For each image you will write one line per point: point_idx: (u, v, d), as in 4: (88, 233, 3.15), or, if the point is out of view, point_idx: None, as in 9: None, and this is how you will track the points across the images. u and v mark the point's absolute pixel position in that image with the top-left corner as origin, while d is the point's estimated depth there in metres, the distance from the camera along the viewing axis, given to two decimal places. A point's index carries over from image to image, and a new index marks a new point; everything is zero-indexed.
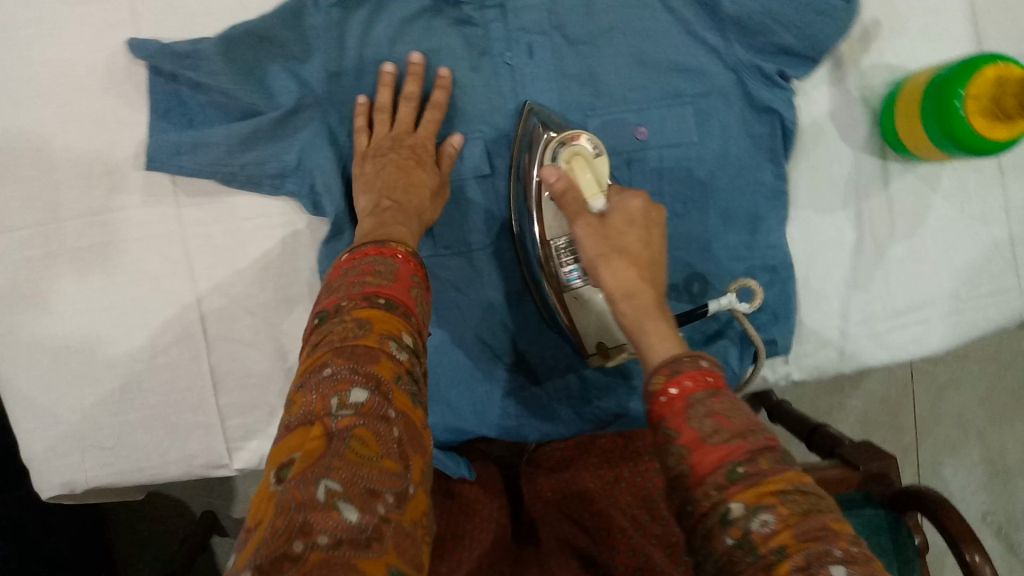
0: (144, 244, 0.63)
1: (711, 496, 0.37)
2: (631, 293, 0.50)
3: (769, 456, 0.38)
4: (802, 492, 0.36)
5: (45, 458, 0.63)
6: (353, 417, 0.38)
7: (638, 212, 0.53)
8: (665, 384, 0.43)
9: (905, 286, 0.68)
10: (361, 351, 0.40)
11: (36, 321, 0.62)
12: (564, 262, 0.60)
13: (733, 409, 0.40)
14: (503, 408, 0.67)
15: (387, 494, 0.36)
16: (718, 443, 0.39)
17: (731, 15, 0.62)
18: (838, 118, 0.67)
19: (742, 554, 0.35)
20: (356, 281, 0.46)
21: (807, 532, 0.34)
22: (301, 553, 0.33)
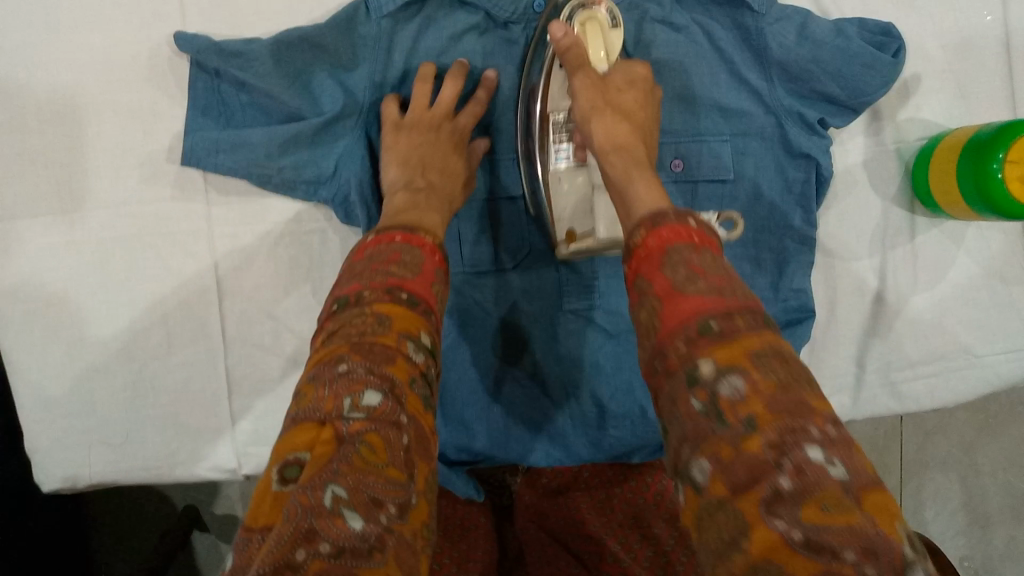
0: (170, 240, 0.62)
1: (680, 352, 0.35)
2: (618, 146, 0.49)
3: (746, 316, 0.35)
4: (777, 357, 0.34)
5: (50, 450, 0.62)
6: (364, 421, 0.36)
7: (641, 78, 0.55)
8: (643, 237, 0.40)
9: (924, 338, 0.68)
10: (378, 349, 0.39)
11: (53, 311, 0.61)
12: (557, 139, 0.58)
13: (712, 263, 0.38)
14: (516, 430, 0.67)
15: (390, 504, 0.35)
16: (692, 295, 0.36)
17: (778, 59, 0.63)
18: (872, 169, 0.67)
19: (708, 421, 0.33)
20: (380, 269, 0.43)
21: (782, 406, 0.32)
22: (302, 562, 0.32)
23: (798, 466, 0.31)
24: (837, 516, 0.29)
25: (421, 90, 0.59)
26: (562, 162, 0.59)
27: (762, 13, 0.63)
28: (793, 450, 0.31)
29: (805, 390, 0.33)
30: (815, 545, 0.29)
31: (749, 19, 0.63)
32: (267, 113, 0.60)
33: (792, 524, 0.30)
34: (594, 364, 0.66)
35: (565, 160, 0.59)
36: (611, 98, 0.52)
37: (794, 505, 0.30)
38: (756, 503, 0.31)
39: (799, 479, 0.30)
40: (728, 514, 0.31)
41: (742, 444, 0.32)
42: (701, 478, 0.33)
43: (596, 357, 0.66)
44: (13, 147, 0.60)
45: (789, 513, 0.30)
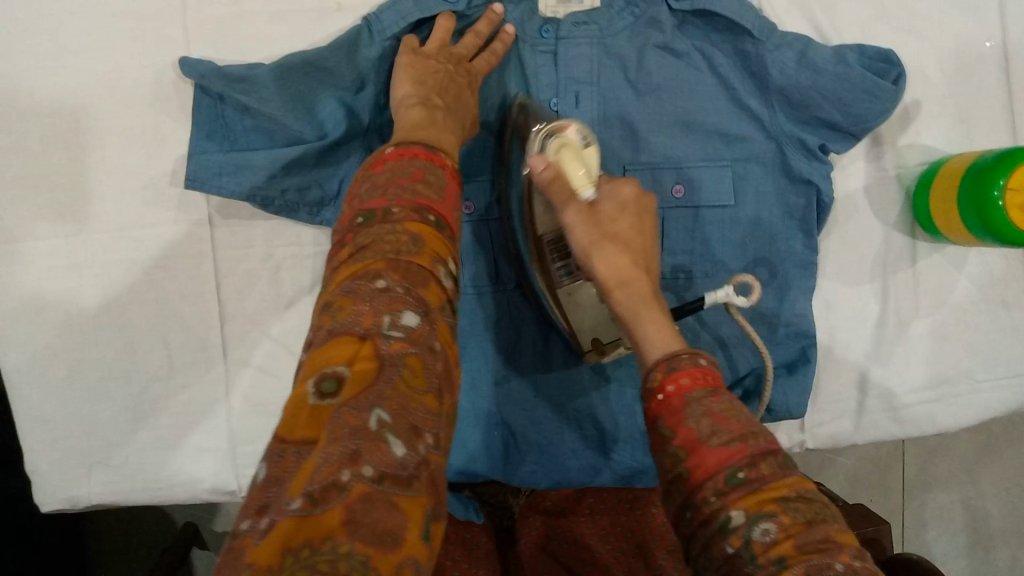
0: (171, 262, 0.62)
1: (712, 502, 0.37)
2: (627, 283, 0.49)
3: (768, 462, 0.38)
4: (804, 501, 0.37)
5: (49, 472, 0.62)
6: (404, 342, 0.36)
7: (630, 199, 0.52)
8: (662, 380, 0.42)
9: (926, 363, 0.68)
10: (415, 270, 0.39)
11: (53, 333, 0.61)
12: (555, 260, 0.58)
13: (731, 409, 0.40)
14: (519, 454, 0.67)
15: (428, 435, 0.35)
16: (717, 446, 0.39)
17: (778, 85, 0.63)
18: (872, 194, 0.68)
19: (743, 563, 0.35)
20: (406, 185, 0.43)
21: (808, 543, 0.35)
22: (347, 484, 0.31)
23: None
24: None
25: (443, 30, 0.59)
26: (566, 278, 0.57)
27: (763, 39, 0.63)
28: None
29: (828, 531, 0.35)
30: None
31: (750, 46, 0.63)
32: (270, 137, 0.60)
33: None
34: (596, 387, 0.66)
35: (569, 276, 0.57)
36: (607, 228, 0.50)
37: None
38: None
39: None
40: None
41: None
42: None
43: (600, 380, 0.66)
44: (18, 170, 0.60)
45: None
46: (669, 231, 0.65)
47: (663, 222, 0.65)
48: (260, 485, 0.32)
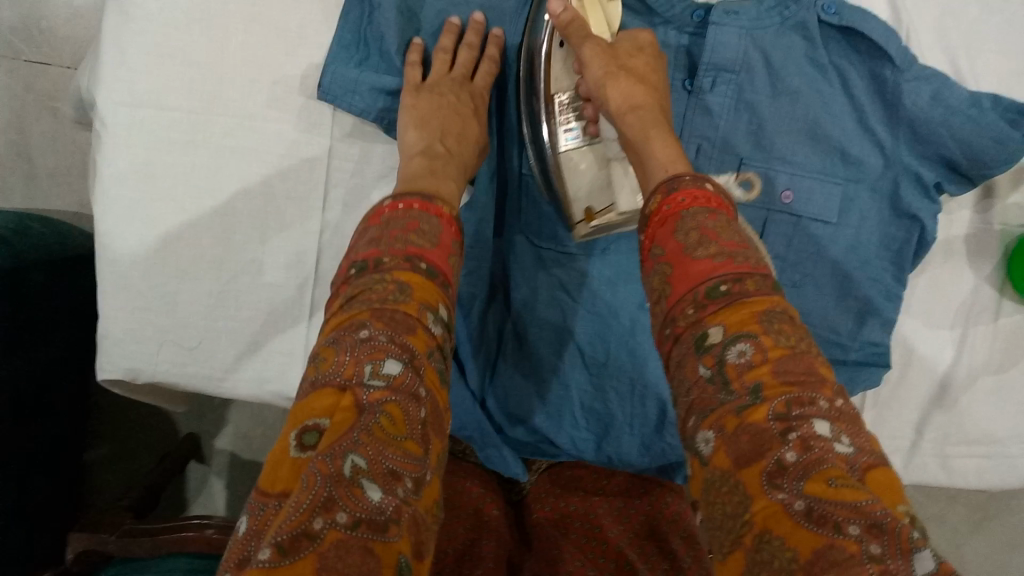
0: (287, 161, 0.62)
1: (690, 317, 0.42)
2: (637, 107, 0.54)
3: (754, 279, 0.41)
4: (784, 317, 0.40)
5: (119, 340, 0.62)
6: (384, 391, 0.40)
7: (647, 42, 0.58)
8: (660, 203, 0.46)
9: (986, 418, 0.69)
10: (400, 319, 0.43)
11: (157, 204, 0.61)
12: (564, 119, 0.61)
13: (724, 227, 0.44)
14: (576, 419, 0.67)
15: (406, 477, 0.39)
16: (701, 256, 0.42)
17: (909, 117, 0.64)
18: (972, 243, 0.68)
19: (716, 387, 0.39)
20: (398, 237, 0.47)
21: (787, 375, 0.38)
22: (320, 531, 0.35)
23: (802, 440, 0.36)
24: (843, 491, 0.34)
25: (440, 59, 0.61)
26: (570, 141, 0.61)
27: (903, 69, 0.63)
28: (800, 424, 0.36)
29: (807, 360, 0.39)
30: (817, 516, 0.34)
31: (888, 72, 0.64)
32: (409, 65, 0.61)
33: (795, 496, 0.34)
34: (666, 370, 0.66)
35: (573, 138, 0.61)
36: (623, 62, 0.56)
37: (799, 481, 0.35)
38: (760, 474, 0.36)
39: (803, 453, 0.35)
40: (732, 486, 0.37)
41: (748, 414, 0.37)
42: (706, 448, 0.39)
43: None
44: (156, 38, 0.60)
45: (790, 487, 0.35)
46: (769, 233, 0.67)
47: (765, 222, 0.67)
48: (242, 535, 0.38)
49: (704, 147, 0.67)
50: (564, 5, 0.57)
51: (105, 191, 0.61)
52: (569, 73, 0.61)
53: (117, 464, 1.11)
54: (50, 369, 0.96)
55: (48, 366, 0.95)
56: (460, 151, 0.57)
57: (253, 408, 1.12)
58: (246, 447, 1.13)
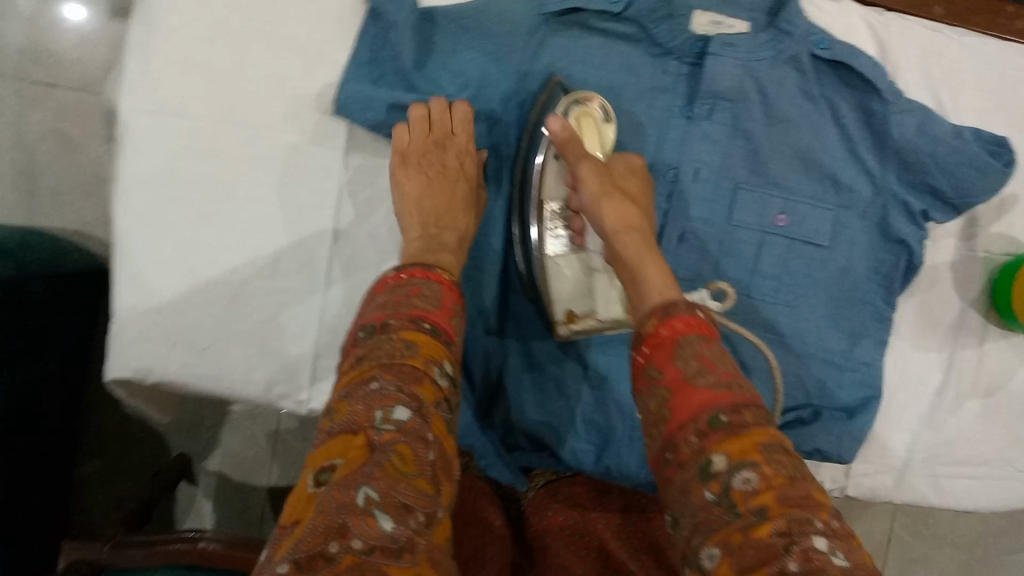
0: (303, 171, 0.65)
1: (692, 444, 0.44)
2: (628, 229, 0.57)
3: (750, 410, 0.44)
4: (781, 450, 0.43)
5: (130, 340, 0.64)
6: (394, 432, 0.43)
7: (637, 167, 0.63)
8: (655, 326, 0.49)
9: (973, 442, 0.71)
10: (408, 371, 0.46)
11: (175, 208, 0.63)
12: (553, 227, 0.64)
13: (718, 357, 0.47)
14: (576, 431, 0.69)
15: (418, 511, 0.41)
16: (702, 386, 0.45)
17: (897, 147, 0.67)
18: (958, 270, 0.71)
19: (722, 509, 0.41)
20: (403, 301, 0.50)
21: (789, 500, 0.40)
22: (336, 554, 0.38)
23: (803, 551, 0.38)
24: None
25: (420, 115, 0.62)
26: (558, 247, 0.64)
27: (890, 101, 0.66)
28: (801, 539, 0.38)
29: (805, 488, 0.41)
30: None
31: (877, 104, 0.67)
32: (414, 87, 0.63)
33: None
34: None
35: (560, 245, 0.65)
36: (616, 182, 0.60)
37: None
38: None
39: (806, 564, 0.37)
40: None
41: (753, 531, 0.39)
42: (709, 563, 0.40)
43: None
44: (183, 50, 0.62)
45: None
46: (765, 255, 0.68)
47: (761, 245, 0.69)
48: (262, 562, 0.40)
49: (702, 171, 0.68)
50: (563, 123, 0.59)
51: (123, 194, 0.63)
52: (560, 185, 0.65)
53: (107, 483, 1.11)
54: (47, 382, 0.96)
55: (45, 379, 0.96)
56: (453, 222, 0.61)
57: (246, 425, 1.13)
58: (238, 466, 1.13)
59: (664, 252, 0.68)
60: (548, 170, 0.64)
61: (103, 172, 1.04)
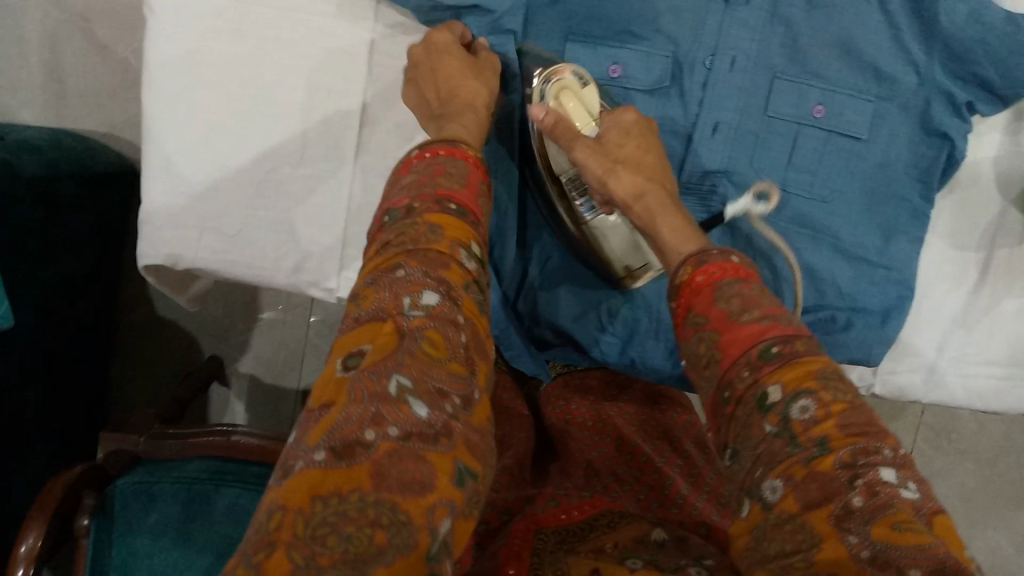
0: (328, 56, 0.63)
1: (746, 380, 0.43)
2: (641, 194, 0.54)
3: (802, 342, 0.43)
4: (836, 378, 0.42)
5: (161, 226, 0.64)
6: (424, 318, 0.40)
7: (631, 122, 0.58)
8: (692, 273, 0.48)
9: (1010, 340, 0.70)
10: (433, 257, 0.42)
11: (200, 92, 0.62)
12: (575, 197, 0.62)
13: (760, 294, 0.46)
14: (601, 322, 0.69)
15: (453, 396, 0.39)
16: (748, 321, 0.44)
17: (944, 35, 0.63)
18: (1001, 165, 0.69)
19: (783, 442, 0.40)
20: (428, 182, 0.47)
21: (851, 427, 0.39)
22: (372, 441, 0.36)
23: (869, 485, 0.37)
24: (907, 534, 0.35)
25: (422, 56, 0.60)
26: (589, 215, 0.62)
27: None
28: (866, 472, 0.37)
29: (865, 413, 0.40)
30: (883, 562, 0.35)
31: None
32: None
33: (864, 540, 0.36)
34: None
35: (590, 212, 0.62)
36: (614, 154, 0.56)
37: (866, 524, 0.36)
38: (827, 518, 0.37)
39: (871, 498, 0.37)
40: (797, 526, 0.37)
41: (815, 464, 0.38)
42: (772, 494, 0.39)
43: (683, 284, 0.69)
44: None
45: (859, 530, 0.36)
46: (799, 148, 0.67)
47: (796, 136, 0.67)
48: (292, 447, 0.38)
49: (739, 59, 0.65)
50: (545, 109, 0.57)
51: (150, 77, 0.62)
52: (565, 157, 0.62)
53: (142, 381, 1.14)
54: (79, 286, 0.98)
55: (77, 282, 0.97)
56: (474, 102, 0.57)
57: (276, 325, 1.13)
58: (268, 370, 1.14)
59: (698, 143, 0.67)
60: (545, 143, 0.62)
61: (127, 70, 1.03)
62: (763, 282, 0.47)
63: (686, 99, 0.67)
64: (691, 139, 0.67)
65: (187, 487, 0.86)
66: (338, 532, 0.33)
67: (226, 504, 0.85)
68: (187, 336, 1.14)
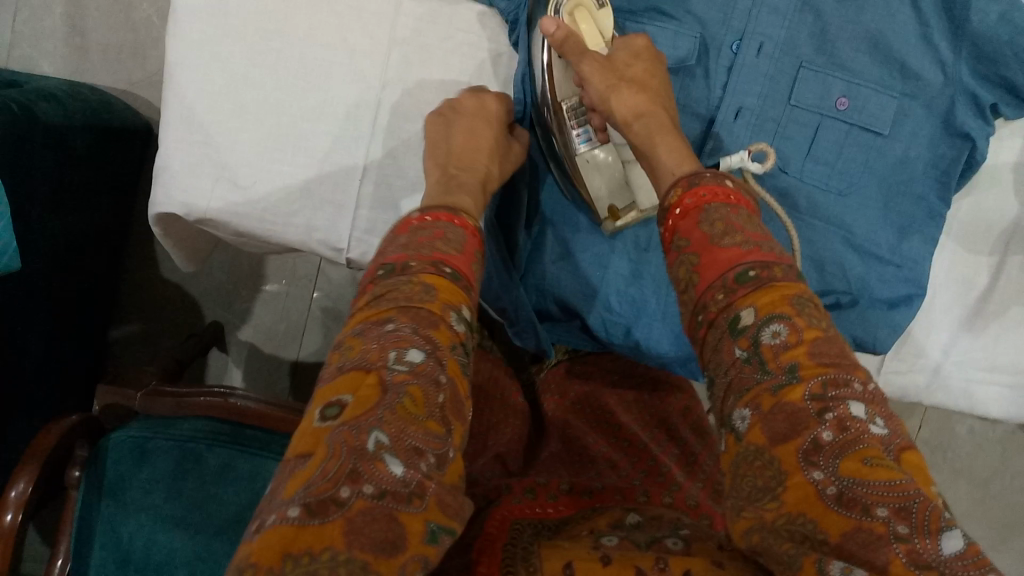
0: (356, 14, 0.63)
1: (721, 303, 0.44)
2: (642, 114, 0.55)
3: (779, 266, 0.44)
4: (812, 304, 0.42)
5: (178, 174, 0.64)
6: (407, 374, 0.42)
7: (642, 47, 0.59)
8: (681, 196, 0.49)
9: (1017, 348, 0.70)
10: (424, 315, 0.45)
11: (225, 42, 0.62)
12: (572, 125, 0.62)
13: (746, 218, 0.47)
14: (609, 301, 0.69)
15: (429, 453, 0.40)
16: (728, 245, 0.45)
17: (974, 34, 0.63)
18: (1021, 171, 0.68)
19: (752, 368, 0.41)
20: (425, 244, 0.50)
21: (822, 357, 0.40)
22: (347, 499, 0.36)
23: (839, 420, 0.38)
24: (878, 469, 0.36)
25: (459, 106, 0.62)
26: (582, 145, 0.62)
27: None
28: (837, 405, 0.39)
29: (836, 343, 0.41)
30: (848, 498, 0.36)
31: None
32: None
33: (830, 477, 0.37)
34: None
35: (585, 142, 0.62)
36: (621, 73, 0.57)
37: (835, 458, 0.37)
38: (796, 451, 0.38)
39: (841, 433, 0.38)
40: (765, 461, 0.39)
41: (785, 393, 0.40)
42: (743, 424, 0.41)
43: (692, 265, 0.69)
44: None
45: (827, 465, 0.37)
46: (819, 140, 0.67)
47: (818, 127, 0.67)
48: (267, 497, 0.39)
49: (766, 45, 0.65)
50: (557, 25, 0.58)
51: (177, 23, 0.62)
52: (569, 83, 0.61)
53: (143, 340, 1.14)
54: (87, 240, 0.98)
55: (84, 236, 0.97)
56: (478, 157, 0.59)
57: (279, 297, 1.13)
58: (269, 339, 1.14)
59: (719, 126, 0.67)
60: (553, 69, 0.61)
61: (148, 28, 1.03)
62: (753, 207, 0.48)
63: (710, 82, 0.67)
64: (712, 122, 0.67)
65: (181, 445, 0.85)
66: None
67: (219, 462, 0.85)
68: (190, 300, 1.14)
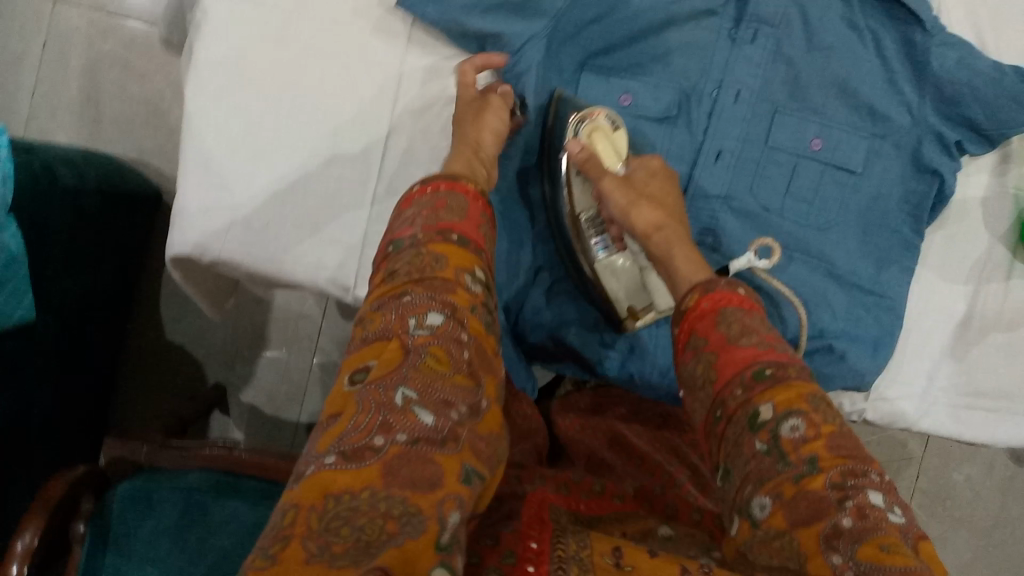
0: (365, 69, 0.69)
1: (739, 398, 0.46)
2: (661, 227, 0.61)
3: (793, 366, 0.46)
4: (825, 402, 0.45)
5: (194, 216, 0.67)
6: (428, 336, 0.42)
7: (657, 167, 0.65)
8: (698, 300, 0.52)
9: (995, 371, 0.73)
10: (439, 283, 0.45)
11: (243, 94, 0.67)
12: (591, 235, 0.67)
13: (760, 323, 0.50)
14: (605, 336, 0.72)
15: (459, 403, 0.41)
16: (745, 345, 0.48)
17: (935, 78, 0.68)
18: (989, 206, 0.73)
19: (772, 459, 0.43)
20: (429, 215, 0.48)
21: (839, 450, 0.42)
22: (382, 445, 0.38)
23: (859, 507, 0.40)
24: (896, 556, 0.37)
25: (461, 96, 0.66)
26: (601, 252, 0.67)
27: (933, 33, 0.68)
28: (855, 494, 0.40)
29: (851, 440, 0.44)
30: None
31: (919, 36, 0.68)
32: None
33: (848, 560, 0.38)
34: None
35: (604, 250, 0.67)
36: (637, 188, 0.63)
37: (857, 543, 0.38)
38: (816, 535, 0.40)
39: (859, 519, 0.39)
40: (784, 543, 0.41)
41: (805, 483, 0.41)
42: (760, 512, 0.42)
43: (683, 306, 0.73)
44: None
45: (846, 549, 0.38)
46: (797, 178, 0.71)
47: (795, 167, 0.71)
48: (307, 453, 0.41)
49: (743, 93, 0.70)
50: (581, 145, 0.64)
51: (198, 76, 0.67)
52: (588, 197, 0.67)
53: (146, 401, 1.15)
54: (95, 300, 1.00)
55: (94, 294, 0.99)
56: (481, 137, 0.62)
57: (279, 363, 1.15)
58: (269, 402, 1.15)
59: (700, 169, 0.71)
60: (572, 185, 0.67)
61: (160, 99, 1.08)
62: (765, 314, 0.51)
63: (692, 128, 0.71)
64: (694, 166, 0.72)
65: (186, 496, 0.82)
66: (351, 522, 0.35)
67: (223, 512, 0.81)
68: (193, 362, 1.15)
